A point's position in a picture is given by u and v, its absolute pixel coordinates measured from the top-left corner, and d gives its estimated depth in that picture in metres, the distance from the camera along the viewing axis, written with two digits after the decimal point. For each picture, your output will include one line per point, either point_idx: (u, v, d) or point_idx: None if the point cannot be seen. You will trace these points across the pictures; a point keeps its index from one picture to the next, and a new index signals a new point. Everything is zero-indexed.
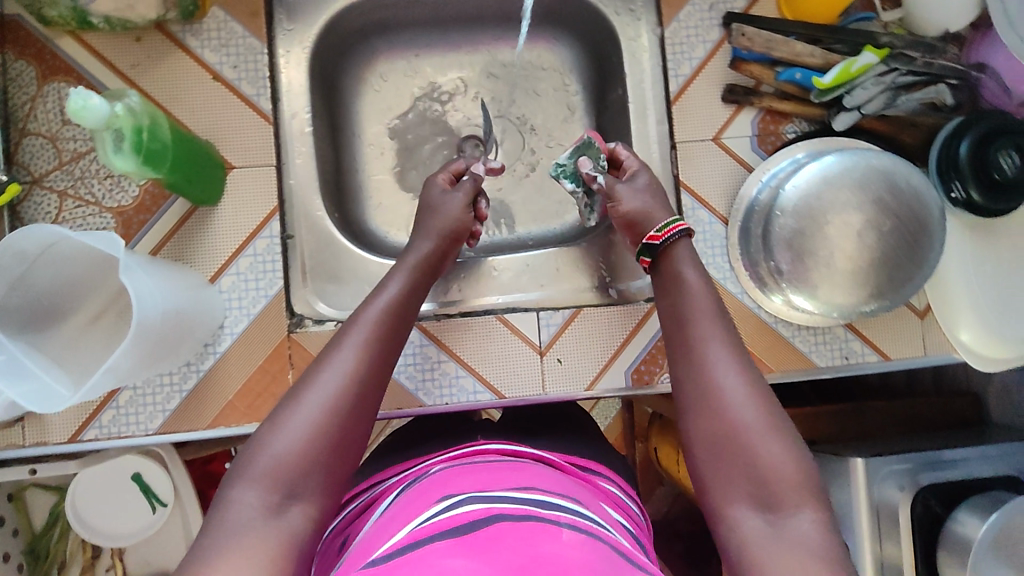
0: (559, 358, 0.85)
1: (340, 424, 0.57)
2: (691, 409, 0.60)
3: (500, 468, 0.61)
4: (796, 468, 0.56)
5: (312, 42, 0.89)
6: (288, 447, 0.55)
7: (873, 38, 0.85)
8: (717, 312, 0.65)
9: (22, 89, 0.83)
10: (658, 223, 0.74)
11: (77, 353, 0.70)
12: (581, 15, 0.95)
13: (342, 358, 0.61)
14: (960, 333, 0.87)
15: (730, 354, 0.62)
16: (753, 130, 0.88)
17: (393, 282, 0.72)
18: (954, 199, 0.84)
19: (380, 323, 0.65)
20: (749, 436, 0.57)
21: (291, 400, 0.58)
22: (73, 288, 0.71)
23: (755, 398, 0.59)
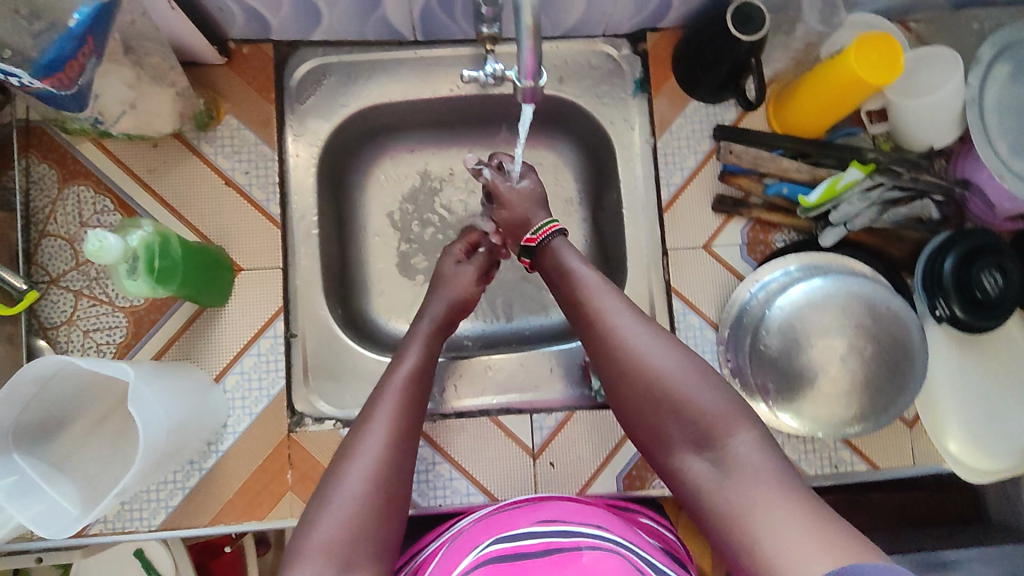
0: (552, 461, 0.88)
1: (384, 489, 0.64)
2: (613, 377, 0.68)
3: (524, 509, 0.67)
4: (718, 401, 0.63)
5: (321, 147, 0.93)
6: (337, 520, 0.61)
7: (859, 154, 0.88)
8: (608, 283, 0.73)
9: (43, 192, 0.86)
10: (537, 224, 0.82)
11: (77, 460, 0.71)
12: (580, 120, 0.98)
13: (375, 431, 0.68)
14: (948, 442, 0.89)
15: (632, 317, 0.69)
16: (742, 238, 0.91)
17: (411, 350, 0.79)
18: (938, 315, 0.86)
19: (405, 393, 0.73)
20: (668, 384, 0.65)
21: (336, 475, 0.64)
22: (74, 400, 0.71)
23: (663, 347, 0.67)
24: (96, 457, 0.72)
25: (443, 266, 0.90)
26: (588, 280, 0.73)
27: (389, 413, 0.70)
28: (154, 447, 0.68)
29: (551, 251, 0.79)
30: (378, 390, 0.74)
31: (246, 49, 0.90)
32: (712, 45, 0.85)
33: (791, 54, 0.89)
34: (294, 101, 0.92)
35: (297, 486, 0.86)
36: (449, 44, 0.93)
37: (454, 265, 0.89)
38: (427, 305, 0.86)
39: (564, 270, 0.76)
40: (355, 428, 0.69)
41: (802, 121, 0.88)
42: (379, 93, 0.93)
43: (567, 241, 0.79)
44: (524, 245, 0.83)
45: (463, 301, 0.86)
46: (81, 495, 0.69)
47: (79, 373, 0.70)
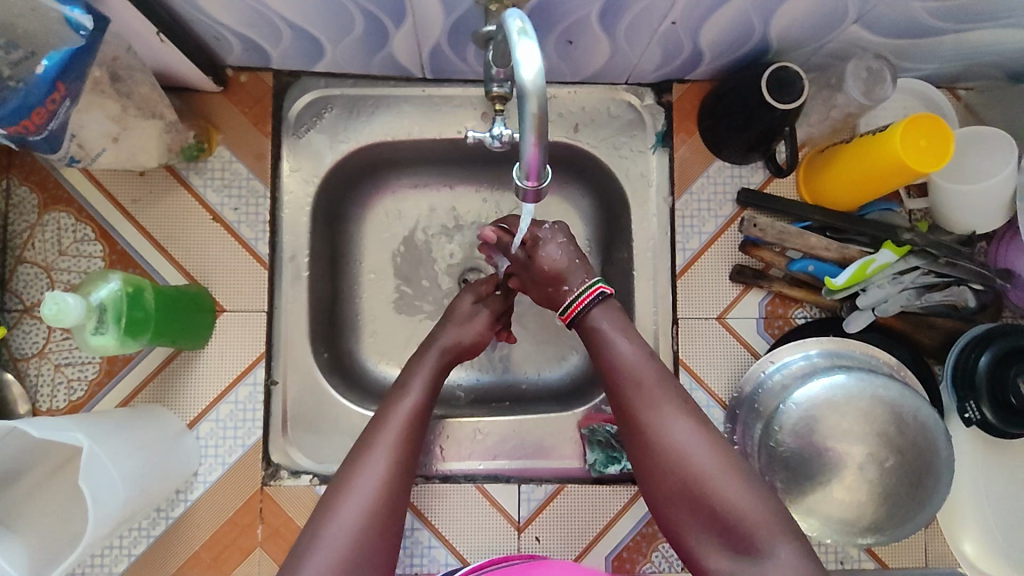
0: (538, 536, 0.83)
1: (380, 527, 0.59)
2: (649, 468, 0.64)
3: (523, 568, 0.61)
4: (760, 506, 0.59)
5: (318, 182, 0.87)
6: (329, 554, 0.56)
7: (894, 233, 0.81)
8: (651, 364, 0.69)
9: (22, 216, 0.82)
10: (578, 286, 0.76)
11: (27, 510, 0.67)
12: (594, 172, 0.91)
13: (374, 462, 0.62)
14: (961, 542, 0.83)
15: (670, 403, 0.66)
16: (760, 312, 0.86)
17: (415, 380, 0.72)
18: (967, 418, 0.80)
19: (408, 426, 0.66)
20: (707, 482, 0.61)
21: (330, 509, 0.60)
22: (26, 456, 0.67)
23: (705, 441, 0.63)
24: (48, 510, 0.67)
25: (459, 304, 0.82)
26: (629, 357, 0.69)
27: (389, 447, 0.64)
28: (108, 515, 0.65)
29: (587, 326, 0.73)
30: (377, 420, 0.67)
31: (244, 77, 0.85)
32: (744, 108, 0.78)
33: (828, 122, 0.83)
34: (291, 133, 0.86)
35: (267, 543, 0.81)
36: (460, 83, 0.88)
37: (472, 307, 0.81)
38: (434, 333, 0.79)
39: (601, 342, 0.71)
40: (351, 459, 0.63)
41: (834, 193, 0.82)
42: (382, 130, 0.87)
43: (606, 310, 0.73)
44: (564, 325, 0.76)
45: (471, 346, 0.79)
46: (29, 556, 0.64)
47: (31, 436, 0.65)
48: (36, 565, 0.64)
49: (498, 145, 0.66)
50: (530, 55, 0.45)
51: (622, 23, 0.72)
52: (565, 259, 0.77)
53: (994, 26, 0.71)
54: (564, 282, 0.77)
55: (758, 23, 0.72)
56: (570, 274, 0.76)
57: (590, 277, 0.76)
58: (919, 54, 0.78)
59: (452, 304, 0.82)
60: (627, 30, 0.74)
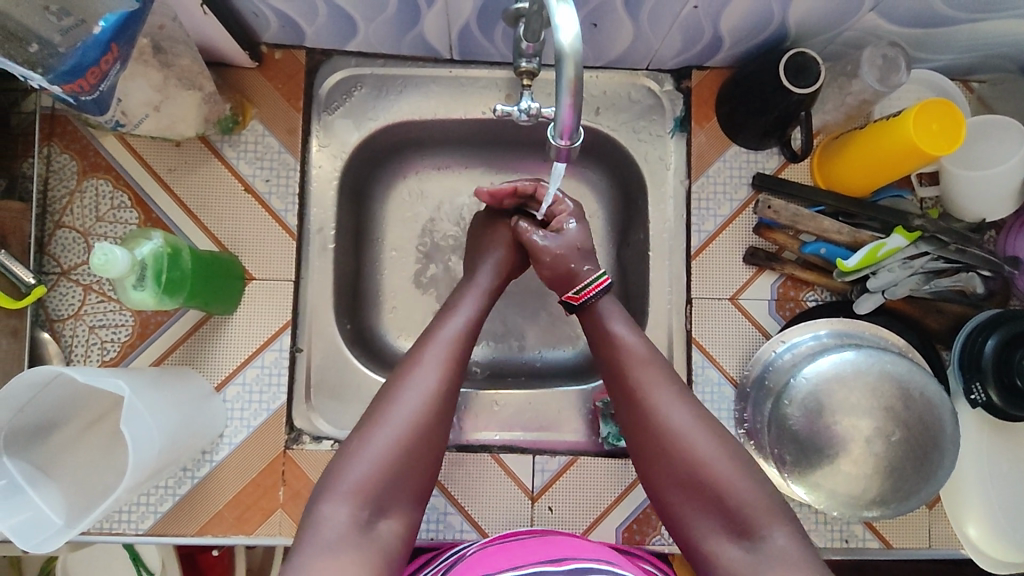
0: (551, 506, 0.86)
1: (421, 433, 0.66)
2: (651, 452, 0.67)
3: (534, 542, 0.65)
4: (760, 492, 0.62)
5: (346, 158, 0.90)
6: (374, 459, 0.63)
7: (905, 219, 0.83)
8: (653, 358, 0.71)
9: (62, 182, 0.85)
10: (592, 274, 0.79)
11: (64, 461, 0.70)
12: (612, 155, 0.94)
13: (423, 377, 0.68)
14: (966, 526, 0.85)
15: (673, 391, 0.69)
16: (772, 294, 0.88)
17: (464, 304, 0.78)
18: (973, 400, 0.82)
19: (453, 346, 0.72)
20: (710, 468, 0.64)
21: (377, 416, 0.66)
22: (64, 407, 0.70)
23: (707, 429, 0.66)
24: (84, 460, 0.70)
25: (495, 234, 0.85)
26: (633, 345, 0.72)
27: (437, 362, 0.70)
28: (144, 463, 0.67)
29: (596, 311, 0.77)
30: (425, 338, 0.73)
31: (278, 54, 0.88)
32: (762, 93, 0.81)
33: (843, 109, 0.86)
34: (323, 110, 0.89)
35: (288, 505, 0.84)
36: (485, 65, 0.91)
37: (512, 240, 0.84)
38: (475, 267, 0.83)
39: (604, 333, 0.74)
40: (399, 372, 0.69)
41: (848, 178, 0.84)
42: (409, 109, 0.91)
43: (612, 304, 0.77)
44: (565, 300, 0.79)
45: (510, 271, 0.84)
46: (65, 500, 0.68)
47: (71, 386, 0.68)
48: (72, 509, 0.67)
49: (525, 119, 0.68)
50: (568, 20, 0.48)
51: (646, 6, 0.75)
52: (583, 239, 0.82)
53: (1007, 16, 0.73)
54: (576, 264, 0.80)
55: (778, 9, 0.74)
56: (581, 259, 0.81)
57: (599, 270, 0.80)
58: (934, 44, 0.81)
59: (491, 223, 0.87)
60: (649, 13, 0.76)
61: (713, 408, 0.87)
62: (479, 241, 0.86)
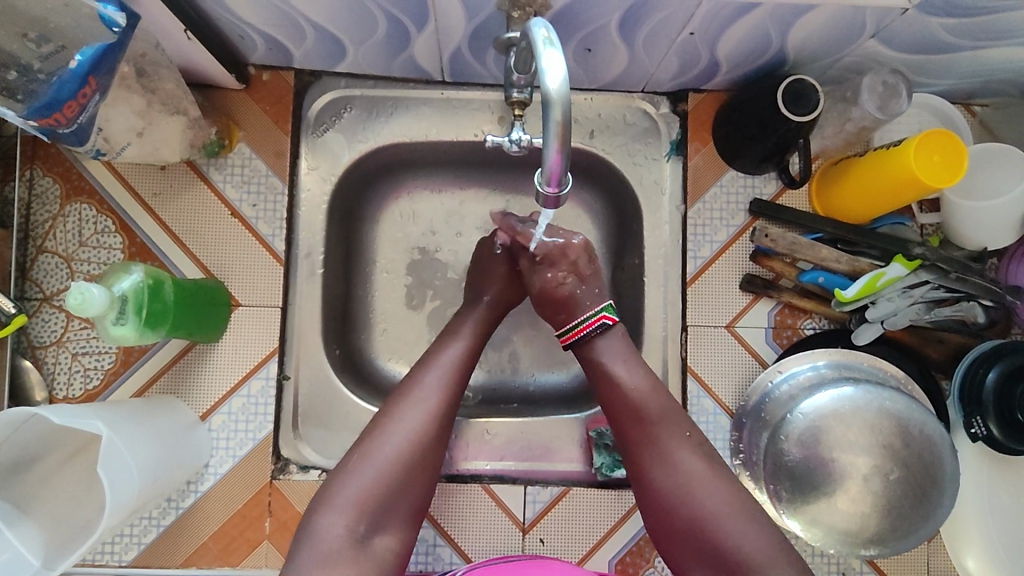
0: (542, 537, 0.84)
1: (420, 459, 0.66)
2: (651, 491, 0.66)
3: (522, 567, 0.64)
4: (762, 539, 0.60)
5: (336, 181, 0.88)
6: (372, 473, 0.63)
7: (905, 247, 0.81)
8: (662, 397, 0.70)
9: (44, 206, 0.83)
10: (582, 312, 0.77)
11: (43, 498, 0.68)
12: (607, 178, 0.92)
13: (424, 396, 0.69)
14: (964, 557, 0.83)
15: (676, 430, 0.68)
16: (769, 322, 0.87)
17: (466, 327, 0.78)
18: (973, 433, 0.80)
19: (454, 370, 0.73)
20: (709, 515, 0.62)
21: (378, 432, 0.66)
22: (41, 442, 0.68)
23: (706, 472, 0.65)
24: (62, 496, 0.68)
25: (493, 263, 0.82)
26: (631, 381, 0.71)
27: (439, 379, 0.71)
28: (123, 504, 0.66)
29: (590, 352, 0.75)
30: (428, 359, 0.74)
31: (266, 75, 0.86)
32: (759, 120, 0.79)
33: (843, 135, 0.84)
34: (311, 131, 0.88)
35: (274, 536, 0.82)
36: (478, 87, 0.89)
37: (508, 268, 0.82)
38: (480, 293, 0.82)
39: (601, 365, 0.73)
40: (401, 390, 0.70)
41: (847, 205, 0.82)
42: (400, 130, 0.89)
43: (609, 342, 0.75)
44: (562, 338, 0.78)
45: (512, 300, 0.82)
46: (43, 540, 0.66)
47: (48, 423, 0.67)
48: (49, 549, 0.66)
49: (516, 150, 0.66)
50: (556, 63, 0.46)
51: (641, 32, 0.73)
52: (568, 284, 0.77)
53: (1011, 44, 0.71)
54: (566, 306, 0.77)
55: (777, 35, 0.73)
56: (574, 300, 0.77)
57: (597, 307, 0.76)
58: (936, 70, 0.79)
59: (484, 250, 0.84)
60: (645, 39, 0.74)
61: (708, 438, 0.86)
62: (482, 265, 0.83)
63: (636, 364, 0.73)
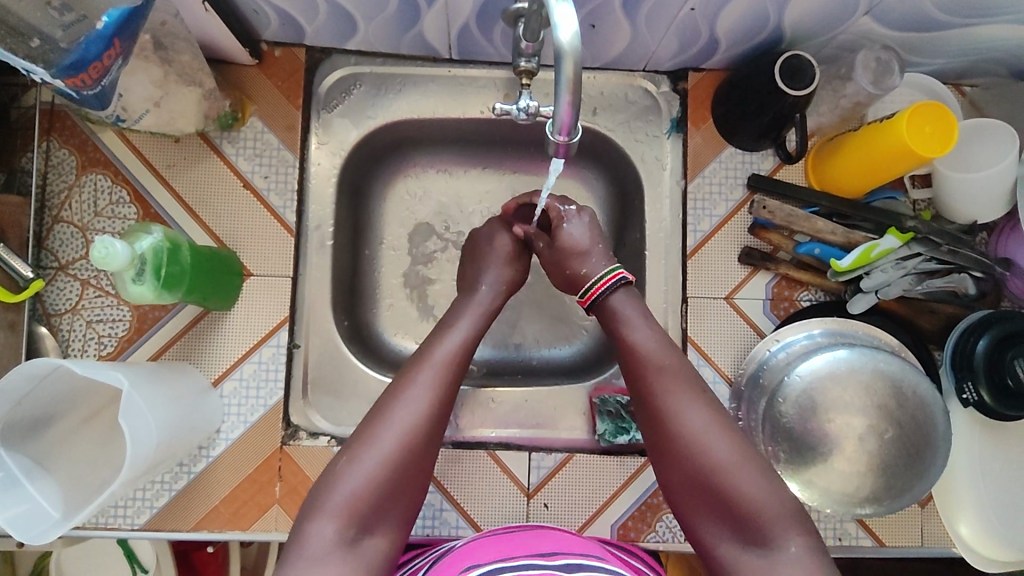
0: (546, 502, 0.86)
1: (424, 439, 0.65)
2: (667, 455, 0.65)
3: (523, 536, 0.65)
4: (777, 499, 0.61)
5: (344, 156, 0.91)
6: (363, 480, 0.61)
7: (898, 220, 0.84)
8: (678, 362, 0.69)
9: (61, 177, 0.85)
10: (599, 271, 0.78)
11: (61, 457, 0.70)
12: (609, 155, 0.95)
13: (415, 397, 0.66)
14: (958, 524, 0.85)
15: (691, 392, 0.67)
16: (767, 294, 0.89)
17: (462, 320, 0.76)
18: (964, 399, 0.82)
19: (449, 366, 0.70)
20: (727, 474, 0.62)
21: (368, 434, 0.64)
22: (64, 400, 0.70)
23: (723, 435, 0.64)
24: (81, 453, 0.71)
25: (496, 244, 0.85)
26: (647, 343, 0.71)
27: (429, 380, 0.68)
28: (142, 457, 0.68)
29: (609, 309, 0.75)
30: (419, 356, 0.71)
31: (278, 51, 0.88)
32: (757, 95, 0.81)
33: (838, 111, 0.87)
34: (322, 108, 0.90)
35: (284, 500, 0.84)
36: (484, 65, 0.91)
37: (512, 246, 0.85)
38: (478, 281, 0.83)
39: (619, 322, 0.74)
40: (389, 394, 0.67)
41: (841, 179, 0.85)
42: (407, 107, 0.91)
43: (628, 296, 0.76)
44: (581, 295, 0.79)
45: (515, 280, 0.84)
46: (62, 494, 0.68)
47: (69, 378, 0.69)
48: (69, 503, 0.68)
49: (524, 118, 0.69)
50: (568, 19, 0.50)
51: (643, 9, 0.76)
52: (586, 239, 0.81)
53: (999, 21, 0.74)
54: (586, 262, 0.80)
55: (774, 12, 0.75)
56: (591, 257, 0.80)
57: (611, 264, 0.78)
58: (928, 49, 0.82)
59: (489, 241, 0.86)
60: (647, 15, 0.77)
61: None
62: (488, 247, 0.85)
63: (656, 330, 0.72)
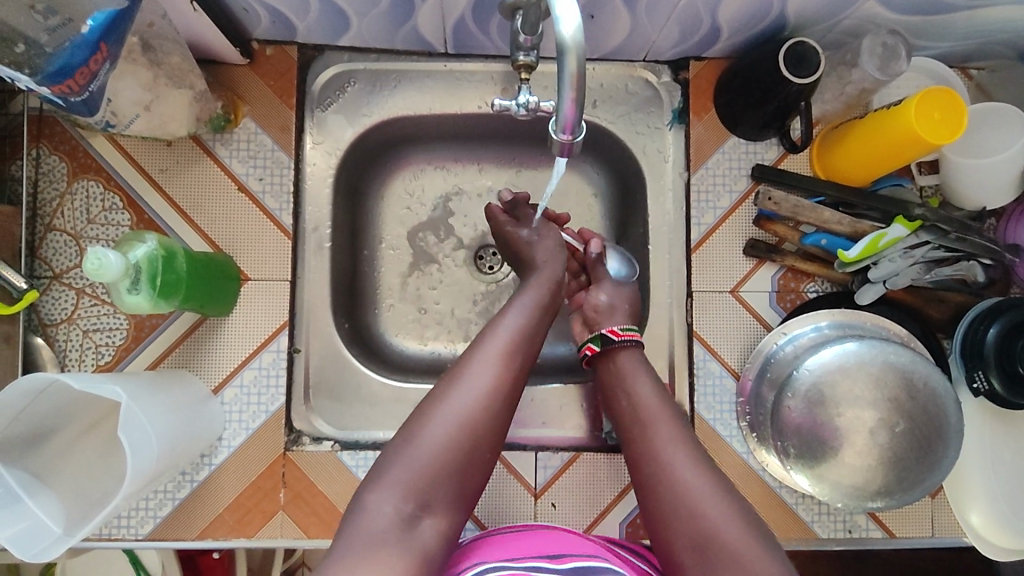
0: (553, 502, 0.85)
1: (489, 420, 0.65)
2: (659, 509, 0.64)
3: (534, 535, 0.64)
4: (770, 554, 0.59)
5: (340, 156, 0.89)
6: (424, 458, 0.61)
7: (906, 209, 0.83)
8: (673, 416, 0.71)
9: (52, 184, 0.83)
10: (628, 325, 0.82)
11: (62, 471, 0.69)
12: (610, 148, 0.93)
13: (480, 372, 0.66)
14: (968, 513, 0.84)
15: (685, 448, 0.67)
16: (773, 286, 0.88)
17: (527, 294, 0.77)
18: (975, 388, 0.81)
19: (519, 345, 0.70)
20: (717, 527, 0.61)
21: (428, 412, 0.64)
22: (62, 413, 0.69)
23: (715, 490, 0.63)
24: (81, 466, 0.70)
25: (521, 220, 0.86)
26: (648, 398, 0.73)
27: (496, 359, 0.68)
28: (143, 468, 0.67)
29: (615, 359, 0.79)
30: (486, 332, 0.72)
31: (270, 50, 0.87)
32: (761, 84, 0.80)
33: (843, 98, 0.85)
34: (316, 106, 0.88)
35: (289, 507, 0.83)
36: (481, 59, 0.89)
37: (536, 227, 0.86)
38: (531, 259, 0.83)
39: (624, 380, 0.76)
40: (453, 371, 0.67)
41: (846, 168, 0.84)
42: (403, 104, 0.89)
43: (636, 353, 0.79)
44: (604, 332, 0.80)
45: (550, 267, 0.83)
46: (65, 510, 0.67)
47: (69, 391, 0.67)
48: (70, 518, 0.66)
49: (524, 114, 0.67)
50: (569, 11, 0.49)
51: None
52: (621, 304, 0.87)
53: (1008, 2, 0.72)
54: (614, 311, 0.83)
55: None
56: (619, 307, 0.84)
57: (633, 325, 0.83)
58: (934, 32, 0.80)
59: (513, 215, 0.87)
60: (648, 4, 0.75)
61: (713, 401, 0.87)
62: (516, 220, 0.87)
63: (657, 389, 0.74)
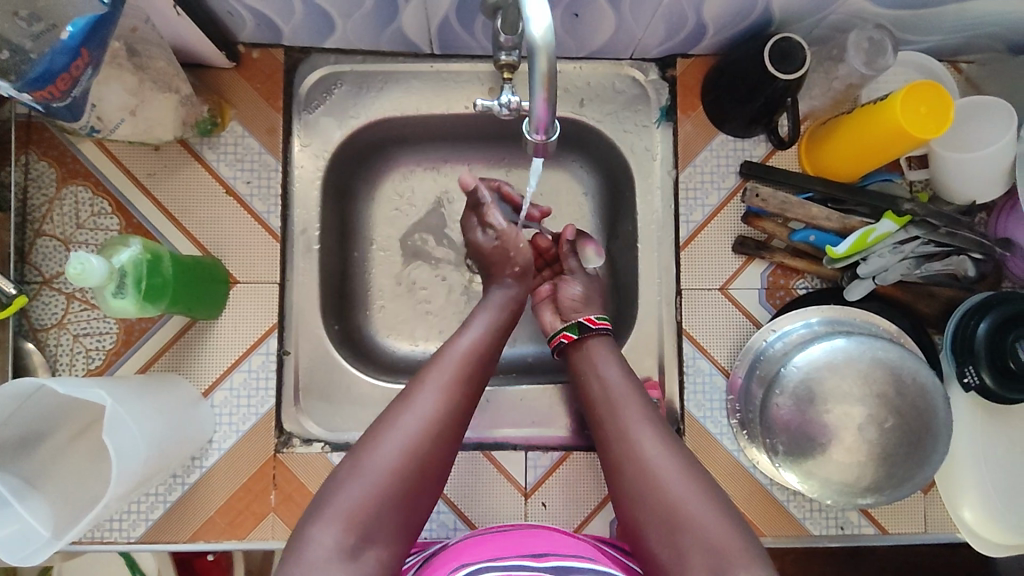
0: (544, 502, 0.85)
1: (434, 445, 0.64)
2: (628, 492, 0.64)
3: (520, 535, 0.64)
4: (742, 537, 0.59)
5: (329, 157, 0.89)
6: (368, 488, 0.60)
7: (895, 204, 0.82)
8: (642, 401, 0.72)
9: (41, 190, 0.83)
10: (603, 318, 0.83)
11: (51, 476, 0.69)
12: (598, 146, 0.93)
13: (424, 398, 0.67)
14: (961, 509, 0.83)
15: (654, 432, 0.68)
16: (762, 283, 0.87)
17: (479, 317, 0.78)
18: (966, 383, 0.81)
19: (467, 367, 0.71)
20: (686, 508, 0.61)
21: (374, 436, 0.64)
22: (50, 418, 0.70)
23: (684, 474, 0.64)
24: (70, 471, 0.70)
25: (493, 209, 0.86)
26: (616, 383, 0.73)
27: (440, 385, 0.68)
28: (130, 472, 0.67)
29: (586, 347, 0.79)
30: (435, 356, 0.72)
31: (256, 53, 0.87)
32: (747, 81, 0.79)
33: (830, 94, 0.85)
34: (303, 109, 0.88)
35: (279, 508, 0.83)
36: (467, 59, 0.89)
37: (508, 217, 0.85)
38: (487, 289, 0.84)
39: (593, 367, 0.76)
40: (400, 397, 0.67)
41: (834, 164, 0.83)
42: (391, 105, 0.90)
43: (604, 340, 0.79)
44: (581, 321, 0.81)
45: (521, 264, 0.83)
46: (53, 515, 0.67)
47: (56, 395, 0.68)
48: (58, 523, 0.67)
49: (506, 113, 0.67)
50: (540, 12, 0.48)
51: None
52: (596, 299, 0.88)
53: None
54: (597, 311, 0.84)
55: None
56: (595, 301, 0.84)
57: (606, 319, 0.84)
58: (921, 26, 0.80)
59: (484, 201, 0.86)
60: (631, 3, 0.75)
61: (703, 399, 0.86)
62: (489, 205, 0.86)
63: (625, 376, 0.75)
